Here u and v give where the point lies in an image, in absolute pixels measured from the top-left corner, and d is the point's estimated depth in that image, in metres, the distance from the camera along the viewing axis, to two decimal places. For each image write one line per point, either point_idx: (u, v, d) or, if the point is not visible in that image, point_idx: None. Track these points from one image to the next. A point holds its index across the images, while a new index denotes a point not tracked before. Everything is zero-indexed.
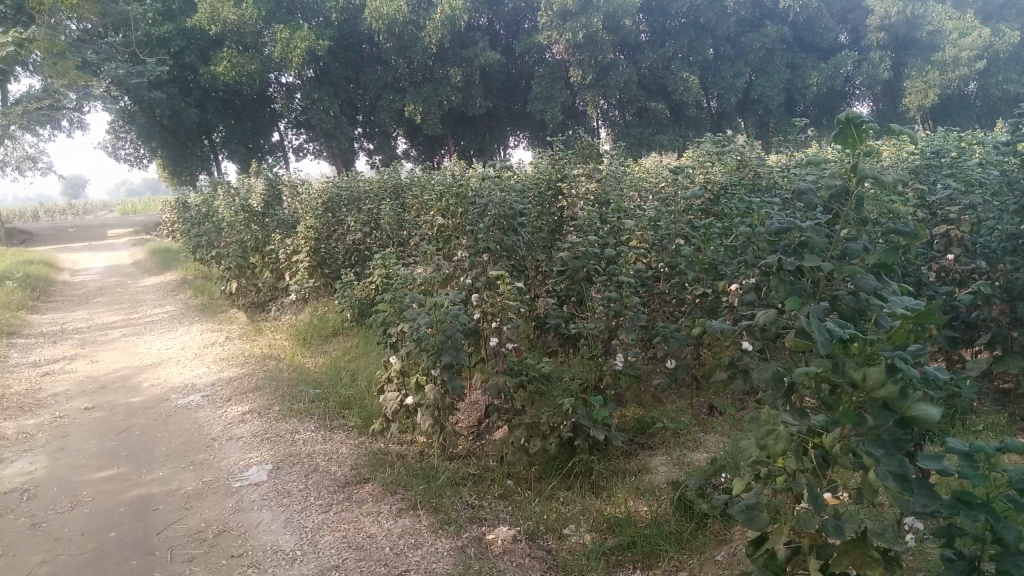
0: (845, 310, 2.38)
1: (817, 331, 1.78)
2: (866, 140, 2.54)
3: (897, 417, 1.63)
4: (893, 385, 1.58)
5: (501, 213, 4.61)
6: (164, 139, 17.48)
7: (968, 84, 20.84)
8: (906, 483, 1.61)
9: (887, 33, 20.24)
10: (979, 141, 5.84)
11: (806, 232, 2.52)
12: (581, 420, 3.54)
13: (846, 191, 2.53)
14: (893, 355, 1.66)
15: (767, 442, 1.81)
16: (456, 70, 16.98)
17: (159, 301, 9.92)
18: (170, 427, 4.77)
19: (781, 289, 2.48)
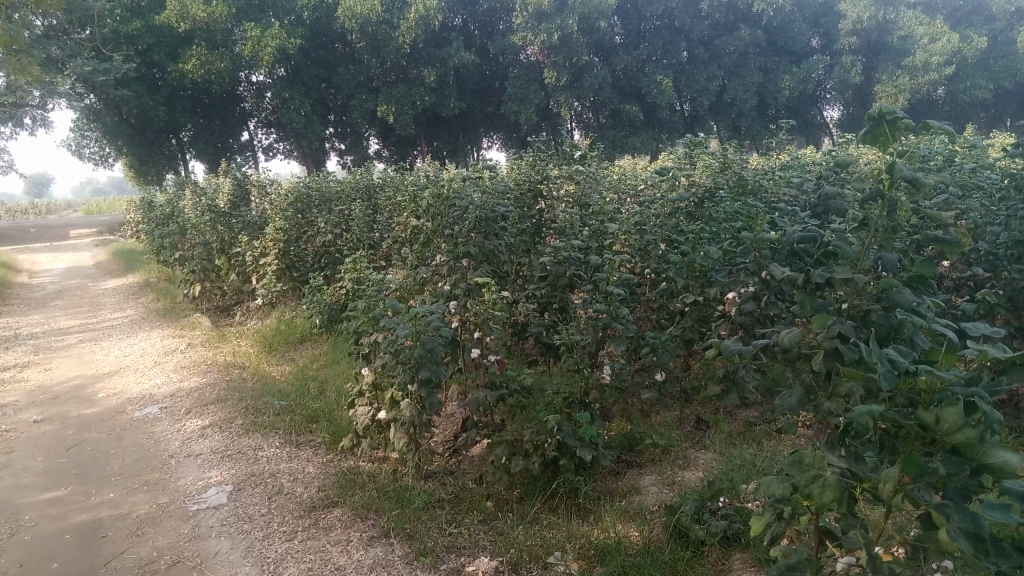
0: (878, 327, 2.07)
1: (879, 362, 1.59)
2: (898, 140, 2.23)
3: (972, 465, 1.46)
4: (972, 429, 1.42)
5: (481, 219, 4.40)
6: (129, 138, 16.98)
7: (937, 89, 20.91)
8: (981, 543, 1.40)
9: (859, 38, 20.39)
10: (964, 145, 5.76)
11: (835, 242, 2.21)
12: (567, 438, 3.29)
13: (880, 194, 2.11)
14: (972, 395, 1.50)
15: (814, 490, 1.68)
16: (430, 70, 16.77)
17: (119, 304, 9.54)
18: (124, 443, 4.46)
19: (807, 305, 2.18)
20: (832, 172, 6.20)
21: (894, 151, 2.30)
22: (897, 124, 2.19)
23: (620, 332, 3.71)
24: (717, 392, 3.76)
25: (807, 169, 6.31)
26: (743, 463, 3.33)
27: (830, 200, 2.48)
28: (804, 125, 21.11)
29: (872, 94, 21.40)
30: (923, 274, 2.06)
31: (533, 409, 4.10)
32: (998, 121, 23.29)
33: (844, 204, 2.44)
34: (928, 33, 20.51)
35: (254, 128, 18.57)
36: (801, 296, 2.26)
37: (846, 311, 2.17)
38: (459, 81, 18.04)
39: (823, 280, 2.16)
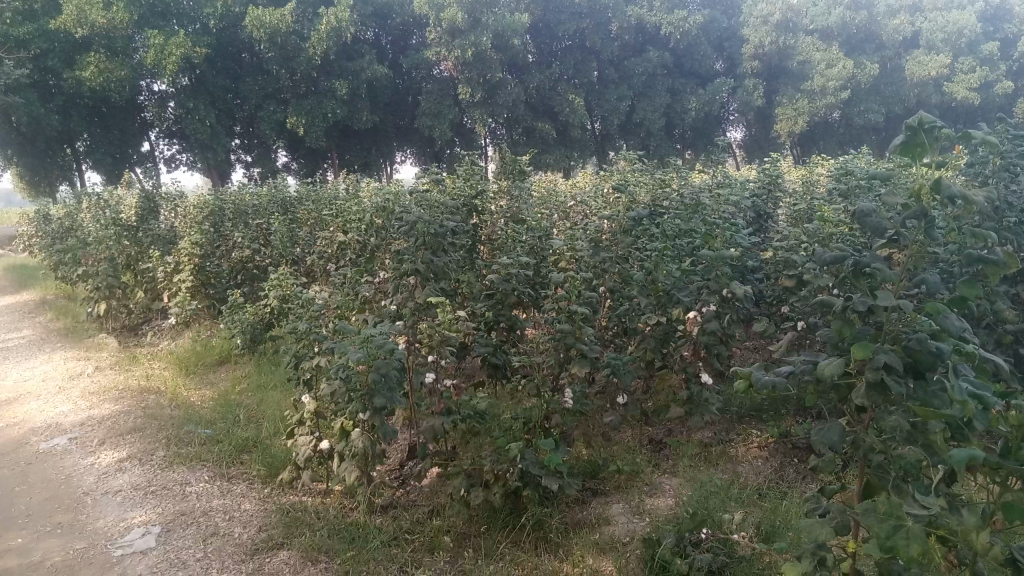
0: (921, 354, 1.83)
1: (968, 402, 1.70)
2: (936, 153, 2.02)
3: None
4: None
5: (431, 233, 4.11)
6: (20, 147, 15.87)
7: (833, 112, 21.64)
8: None
9: (761, 62, 21.19)
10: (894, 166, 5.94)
11: (872, 262, 1.95)
12: (531, 467, 3.10)
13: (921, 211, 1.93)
14: None
15: (898, 543, 1.64)
16: (342, 82, 16.38)
17: (13, 324, 8.81)
18: (30, 479, 4.02)
19: (847, 334, 1.95)
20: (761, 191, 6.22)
21: (927, 166, 2.07)
22: (938, 136, 1.98)
23: (585, 356, 3.52)
24: (680, 414, 3.66)
25: (737, 186, 6.32)
26: (718, 493, 3.22)
27: (866, 217, 2.03)
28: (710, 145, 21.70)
29: (773, 116, 22.01)
30: (966, 295, 1.94)
31: (487, 435, 3.90)
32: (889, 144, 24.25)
33: (884, 224, 1.99)
34: (825, 59, 20.77)
35: (156, 138, 17.74)
36: (838, 324, 2.00)
37: (881, 337, 1.94)
38: (371, 94, 17.69)
39: (866, 306, 1.92)
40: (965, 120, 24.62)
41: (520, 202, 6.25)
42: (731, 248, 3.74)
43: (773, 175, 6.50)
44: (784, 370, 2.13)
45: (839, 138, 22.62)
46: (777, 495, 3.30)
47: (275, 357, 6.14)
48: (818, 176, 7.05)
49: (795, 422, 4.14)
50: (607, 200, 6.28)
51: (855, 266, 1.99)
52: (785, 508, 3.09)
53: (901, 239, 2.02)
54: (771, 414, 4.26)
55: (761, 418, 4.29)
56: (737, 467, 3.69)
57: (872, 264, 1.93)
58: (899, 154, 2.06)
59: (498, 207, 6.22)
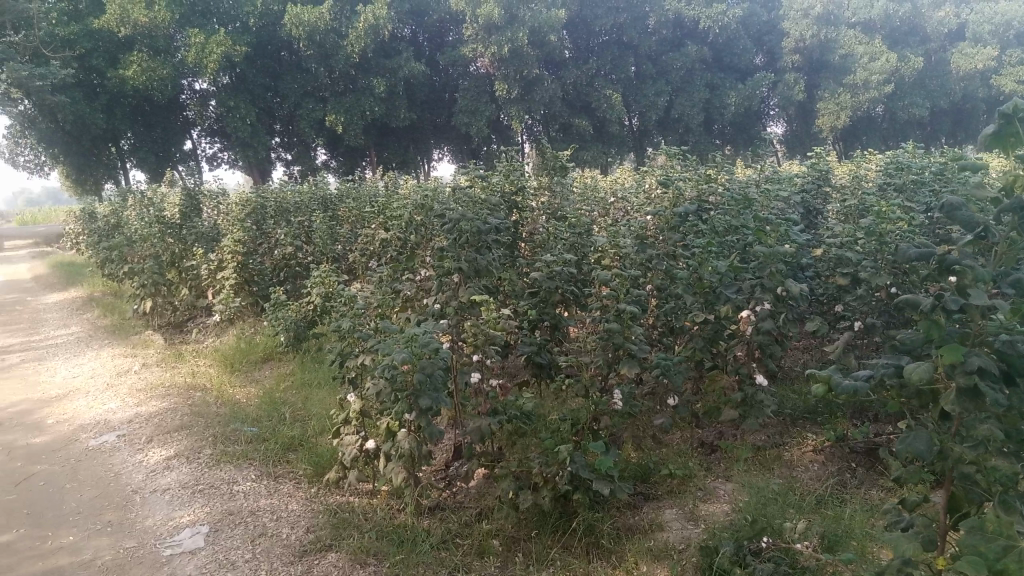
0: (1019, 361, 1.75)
1: None
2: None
3: None
4: None
5: (473, 230, 4.03)
6: (67, 146, 16.16)
7: (876, 107, 21.15)
8: None
9: (802, 56, 20.72)
10: (948, 160, 5.80)
11: (962, 260, 1.82)
12: (580, 471, 3.03)
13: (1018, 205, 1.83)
14: None
15: (1011, 565, 1.62)
16: (380, 80, 16.43)
17: (62, 320, 8.96)
18: (80, 476, 4.05)
19: (936, 336, 1.82)
20: (809, 187, 6.08)
21: (1015, 158, 1.97)
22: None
23: (635, 356, 3.43)
24: (732, 417, 3.55)
25: (783, 180, 6.18)
26: (775, 500, 3.14)
27: (955, 210, 1.94)
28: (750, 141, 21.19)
29: (814, 111, 21.60)
30: None
31: (534, 436, 3.83)
32: (934, 138, 23.67)
33: (975, 218, 1.89)
34: (867, 52, 20.78)
35: (198, 137, 17.93)
36: (925, 325, 1.86)
37: (971, 339, 1.83)
38: (408, 91, 17.73)
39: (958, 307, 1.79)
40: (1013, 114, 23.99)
41: (562, 198, 6.19)
42: (785, 244, 3.62)
43: (822, 169, 6.35)
44: (862, 375, 2.01)
45: (882, 133, 22.14)
46: (835, 504, 3.20)
47: (319, 355, 6.14)
48: (867, 170, 6.87)
49: (849, 426, 4.03)
50: (651, 196, 6.18)
51: (941, 263, 1.87)
52: (846, 518, 3.00)
53: (991, 235, 1.90)
54: (825, 418, 4.15)
55: (814, 422, 4.18)
56: (791, 474, 3.59)
57: (962, 261, 1.82)
58: (988, 145, 1.96)
59: (539, 203, 6.16)
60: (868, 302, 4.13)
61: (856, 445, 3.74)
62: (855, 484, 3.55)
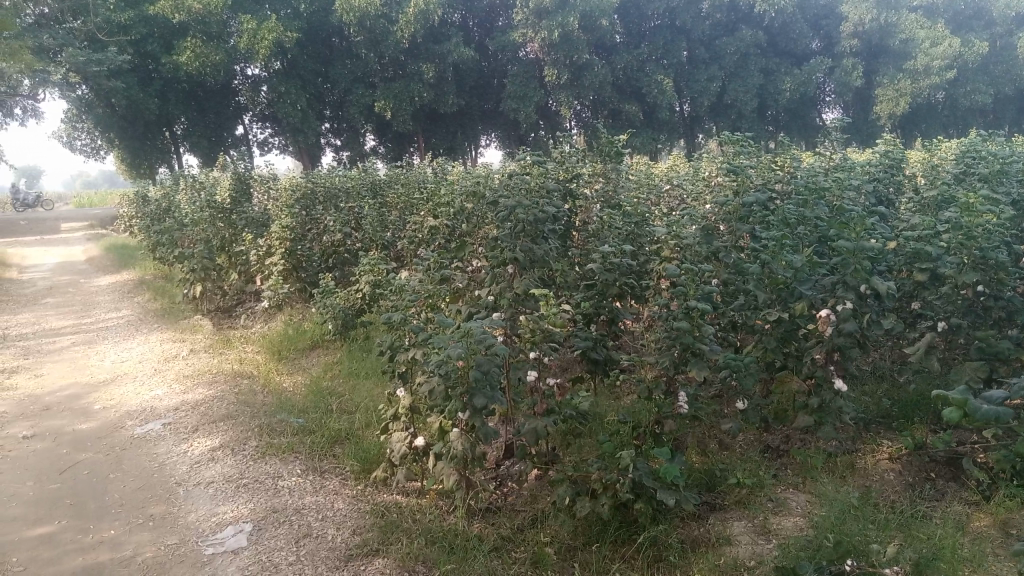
0: None
1: None
2: None
3: None
4: None
5: (531, 219, 3.83)
6: (122, 130, 16.34)
7: (937, 93, 20.35)
8: None
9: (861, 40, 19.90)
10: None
11: None
12: (645, 479, 2.85)
13: None
14: None
15: None
16: (429, 66, 16.26)
17: (113, 304, 9.00)
18: (124, 466, 3.97)
19: None
20: (880, 175, 5.75)
21: None
22: None
23: (706, 356, 3.19)
24: (807, 424, 3.30)
25: (851, 168, 5.85)
26: (855, 514, 2.92)
27: None
28: (804, 128, 20.64)
29: (873, 98, 20.84)
30: None
31: (590, 438, 3.64)
32: (998, 127, 22.76)
33: None
34: (930, 38, 19.79)
35: (249, 122, 17.99)
36: None
37: None
38: (457, 77, 17.58)
39: None
40: None
41: (617, 186, 5.98)
42: (868, 239, 3.33)
43: (895, 157, 6.00)
44: None
45: (942, 121, 21.30)
46: (919, 521, 2.98)
47: (367, 344, 6.01)
48: (941, 160, 6.49)
49: (930, 434, 3.76)
50: (711, 184, 5.91)
51: None
52: (935, 537, 2.77)
53: None
54: (901, 424, 3.88)
55: (889, 428, 3.92)
56: (867, 486, 3.35)
57: None
58: None
59: (594, 191, 5.94)
60: (952, 301, 3.83)
61: (938, 454, 3.48)
62: (936, 497, 3.30)
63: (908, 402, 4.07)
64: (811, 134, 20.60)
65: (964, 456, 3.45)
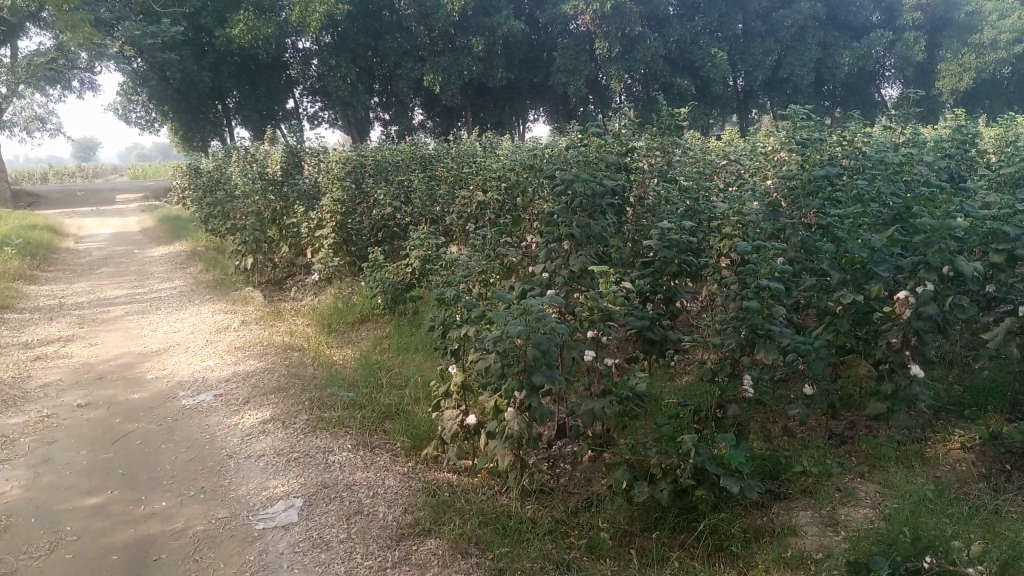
0: None
1: None
2: None
3: None
4: None
5: (589, 194, 3.72)
6: (175, 103, 16.49)
7: (1004, 68, 19.50)
8: None
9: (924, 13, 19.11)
10: None
11: None
12: (706, 465, 2.74)
13: None
14: None
15: None
16: (479, 39, 16.10)
17: (167, 274, 9.10)
18: (176, 437, 3.98)
19: None
20: (952, 152, 5.47)
21: None
22: None
23: (775, 338, 3.05)
24: (878, 412, 3.15)
25: (920, 145, 5.58)
26: (929, 507, 2.78)
27: None
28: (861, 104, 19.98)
29: (935, 72, 20.00)
30: None
31: (647, 420, 3.52)
32: None
33: None
34: (997, 9, 19.72)
35: (299, 96, 18.05)
36: None
37: None
38: (507, 51, 17.40)
39: None
40: None
41: (673, 163, 5.82)
42: (952, 216, 3.13)
43: (967, 133, 5.73)
44: None
45: (1008, 98, 20.38)
46: (997, 516, 2.82)
47: (416, 320, 5.96)
48: (1017, 138, 6.15)
49: (1005, 424, 3.56)
50: (772, 159, 5.69)
51: None
52: (1015, 534, 2.62)
53: None
54: (973, 413, 3.68)
55: (960, 417, 3.72)
56: (937, 478, 3.19)
57: None
58: None
59: (649, 166, 5.79)
60: None
61: (1013, 444, 3.30)
62: (1011, 490, 3.14)
63: (981, 389, 3.87)
64: (870, 110, 19.95)
65: None
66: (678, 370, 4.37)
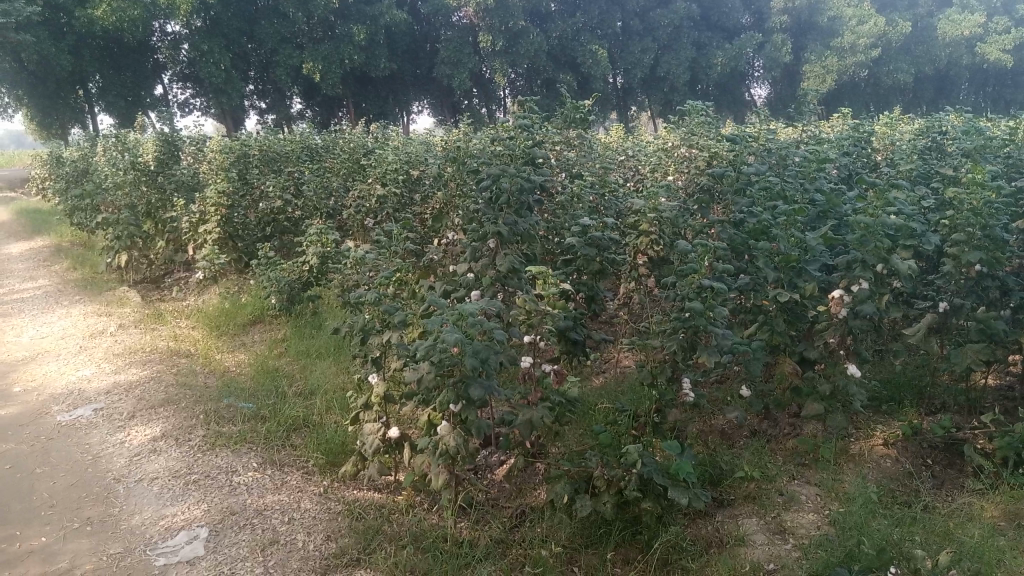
0: None
1: None
2: None
3: None
4: None
5: (515, 190, 3.55)
6: (30, 87, 15.09)
7: (861, 71, 20.51)
8: None
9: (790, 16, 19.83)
10: (987, 132, 5.29)
11: None
12: (654, 475, 2.60)
13: None
14: None
15: None
16: (360, 28, 15.65)
17: (28, 273, 8.29)
18: (53, 460, 3.53)
19: None
20: (850, 149, 5.52)
21: None
22: None
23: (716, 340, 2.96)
24: (815, 412, 3.13)
25: (819, 143, 5.62)
26: (874, 509, 2.74)
27: None
28: (732, 102, 20.51)
29: (800, 74, 20.91)
30: None
31: (581, 429, 3.35)
32: (915, 107, 22.88)
33: None
34: (856, 16, 20.23)
35: (169, 82, 16.98)
36: None
37: None
38: (388, 41, 17.07)
39: None
40: (992, 81, 23.57)
41: (582, 155, 5.73)
42: (885, 215, 3.11)
43: (861, 131, 5.88)
44: None
45: (864, 98, 21.49)
46: (937, 515, 2.81)
47: (316, 320, 5.59)
48: (902, 139, 6.30)
49: (924, 419, 3.58)
50: (672, 153, 5.61)
51: None
52: (961, 535, 2.60)
53: None
54: (890, 408, 3.68)
55: (879, 410, 3.72)
56: (869, 472, 3.17)
57: None
58: None
59: (557, 157, 5.67)
60: (955, 281, 3.59)
61: (935, 440, 3.32)
62: (936, 484, 3.15)
63: (896, 381, 3.91)
64: (739, 108, 20.58)
65: (962, 442, 3.31)
66: (595, 369, 4.25)
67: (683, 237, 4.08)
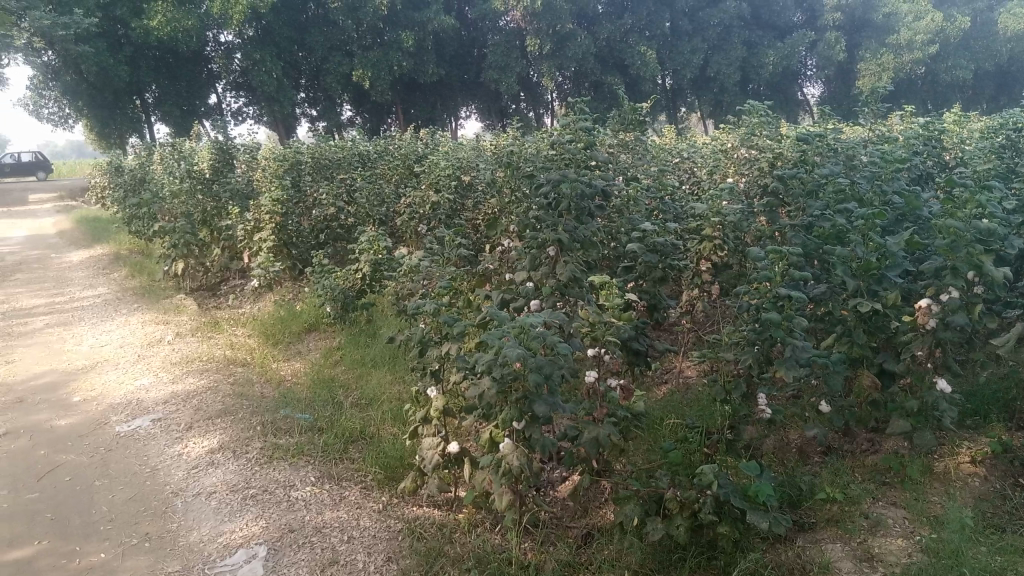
0: None
1: None
2: None
3: None
4: None
5: (576, 196, 3.43)
6: (90, 99, 15.43)
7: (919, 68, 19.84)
8: None
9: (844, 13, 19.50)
10: None
11: None
12: (730, 498, 2.45)
13: None
14: None
15: None
16: (409, 34, 15.60)
17: (88, 281, 8.41)
18: (112, 473, 3.50)
19: None
20: (920, 148, 5.27)
21: None
22: None
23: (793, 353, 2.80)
24: (901, 429, 2.95)
25: (887, 142, 5.37)
26: (969, 535, 2.55)
27: None
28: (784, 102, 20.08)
29: (854, 72, 20.28)
30: None
31: (647, 446, 3.22)
32: (975, 104, 22.12)
33: None
34: (912, 12, 19.57)
35: (223, 91, 17.22)
36: None
37: None
38: (437, 46, 17.05)
39: None
40: None
41: (639, 158, 5.57)
42: (973, 218, 2.91)
43: (931, 129, 5.60)
44: None
45: (921, 96, 20.81)
46: None
47: (370, 328, 5.53)
48: (972, 136, 6.02)
49: (1013, 434, 3.36)
50: (732, 154, 5.41)
51: None
52: None
53: None
54: (975, 422, 3.47)
55: (963, 424, 3.51)
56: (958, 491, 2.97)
57: None
58: None
59: (614, 160, 5.52)
60: None
61: None
62: None
63: (979, 394, 3.68)
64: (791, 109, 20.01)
65: None
66: (658, 380, 4.10)
67: (750, 243, 3.91)
